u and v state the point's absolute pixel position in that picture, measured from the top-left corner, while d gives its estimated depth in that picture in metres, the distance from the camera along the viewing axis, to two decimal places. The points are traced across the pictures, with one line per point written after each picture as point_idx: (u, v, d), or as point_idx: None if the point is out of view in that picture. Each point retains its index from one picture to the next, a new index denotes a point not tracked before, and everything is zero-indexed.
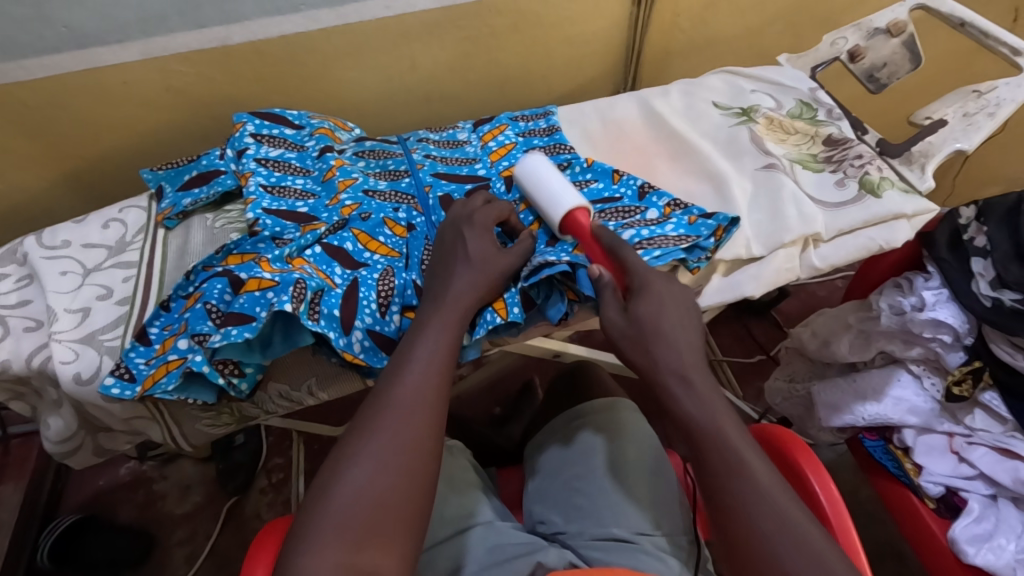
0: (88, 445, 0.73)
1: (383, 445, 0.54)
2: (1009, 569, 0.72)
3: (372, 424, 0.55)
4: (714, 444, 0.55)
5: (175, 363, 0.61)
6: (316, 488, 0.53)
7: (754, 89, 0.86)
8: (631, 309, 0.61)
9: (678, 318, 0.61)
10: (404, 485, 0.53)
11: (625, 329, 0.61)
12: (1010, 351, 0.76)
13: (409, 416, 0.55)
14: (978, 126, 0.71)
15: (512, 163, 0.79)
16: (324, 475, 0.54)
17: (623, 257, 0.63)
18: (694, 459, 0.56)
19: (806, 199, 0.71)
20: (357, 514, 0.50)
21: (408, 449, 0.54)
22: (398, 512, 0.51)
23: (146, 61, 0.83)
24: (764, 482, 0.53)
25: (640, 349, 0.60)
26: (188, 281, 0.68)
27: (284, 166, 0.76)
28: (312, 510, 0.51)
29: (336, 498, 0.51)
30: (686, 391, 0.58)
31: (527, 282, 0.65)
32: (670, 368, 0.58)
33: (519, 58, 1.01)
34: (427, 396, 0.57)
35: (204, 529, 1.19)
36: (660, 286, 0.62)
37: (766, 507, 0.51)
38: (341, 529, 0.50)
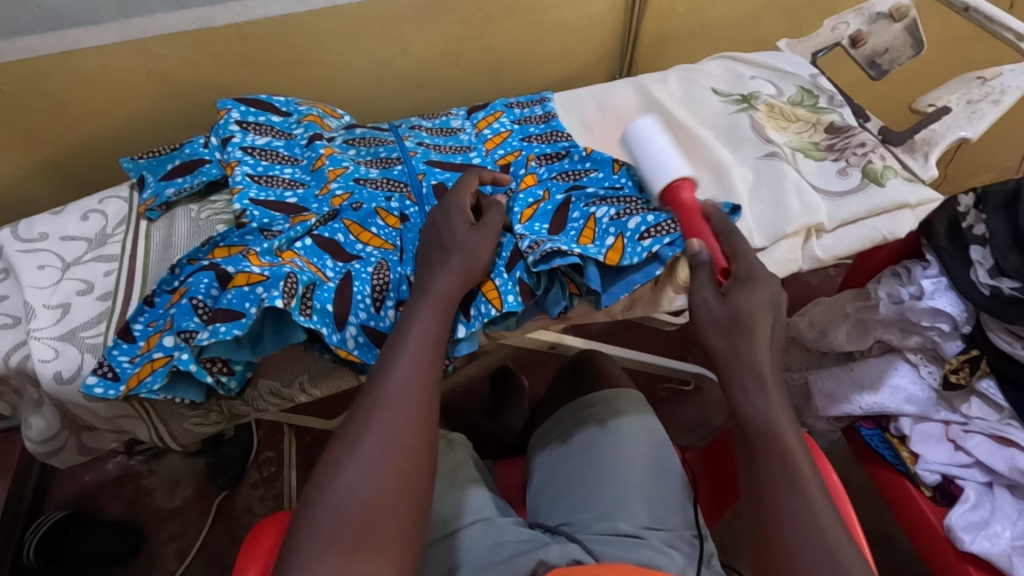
0: (71, 445, 0.71)
1: (375, 444, 0.52)
2: (1004, 557, 0.72)
3: (362, 421, 0.54)
4: (772, 447, 0.54)
5: (160, 361, 0.59)
6: (310, 491, 0.52)
7: (754, 75, 0.84)
8: (729, 298, 0.60)
9: (769, 324, 0.59)
10: (399, 484, 0.51)
11: (718, 314, 0.59)
12: (1009, 340, 0.76)
13: (400, 413, 0.54)
14: (982, 115, 0.70)
15: (509, 151, 0.76)
16: (318, 476, 0.52)
17: (732, 239, 0.63)
18: (749, 455, 0.55)
19: (809, 189, 0.70)
20: (349, 516, 0.49)
21: (401, 447, 0.52)
22: (395, 512, 0.50)
23: (124, 43, 0.80)
24: (818, 507, 0.51)
25: (727, 337, 0.58)
26: (173, 275, 0.65)
27: (271, 155, 0.74)
28: (308, 511, 0.50)
29: (331, 499, 0.50)
30: (760, 393, 0.57)
31: (536, 267, 0.63)
32: (750, 364, 0.57)
33: (514, 42, 0.98)
34: (416, 392, 0.55)
35: (195, 525, 1.17)
36: (763, 286, 0.60)
37: (812, 529, 0.50)
38: (337, 531, 0.49)
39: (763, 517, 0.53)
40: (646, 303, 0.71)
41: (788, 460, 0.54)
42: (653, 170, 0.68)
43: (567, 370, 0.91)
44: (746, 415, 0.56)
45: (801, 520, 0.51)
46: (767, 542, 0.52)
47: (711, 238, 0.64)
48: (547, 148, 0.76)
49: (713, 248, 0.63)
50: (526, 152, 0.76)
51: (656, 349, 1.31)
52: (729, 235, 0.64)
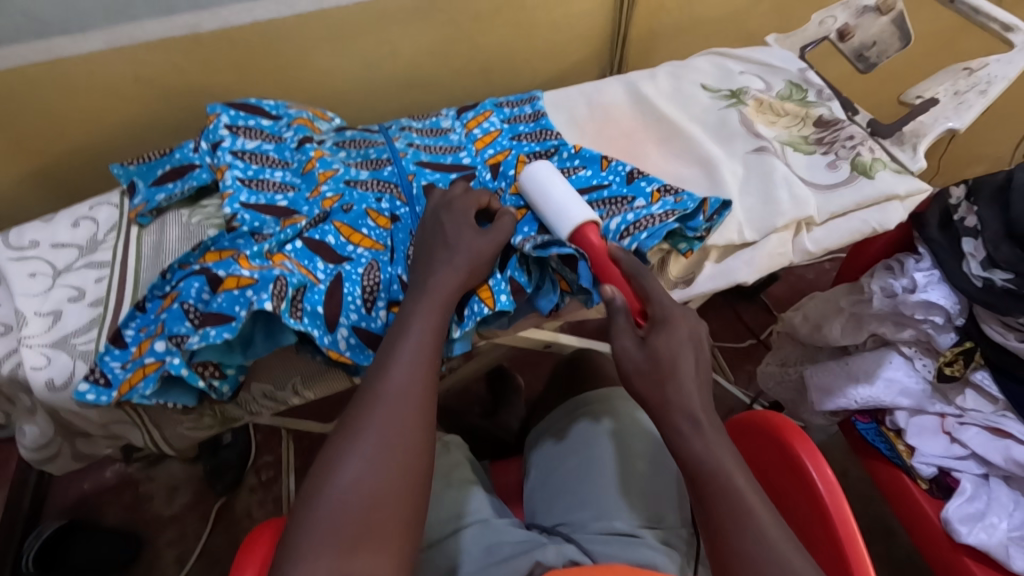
0: (65, 451, 0.71)
1: (374, 442, 0.52)
2: (1001, 548, 0.72)
3: (362, 418, 0.54)
4: (716, 486, 0.53)
5: (151, 366, 0.58)
6: (307, 487, 0.52)
7: (743, 71, 0.84)
8: (647, 342, 0.58)
9: (693, 359, 0.58)
10: (399, 482, 0.51)
11: (639, 361, 0.57)
12: (1001, 331, 0.76)
13: (400, 411, 0.54)
14: (969, 105, 0.70)
15: (498, 151, 0.76)
16: (315, 473, 0.52)
17: (642, 281, 0.60)
18: (697, 496, 0.54)
19: (798, 182, 0.70)
20: (342, 518, 0.49)
21: (401, 445, 0.52)
22: (393, 510, 0.50)
23: (112, 50, 0.80)
24: (771, 534, 0.51)
25: (654, 386, 0.56)
26: (164, 280, 0.65)
27: (261, 158, 0.74)
28: (304, 508, 0.50)
29: (329, 495, 0.50)
30: (695, 434, 0.55)
31: (536, 252, 0.63)
32: (682, 405, 0.56)
33: (504, 42, 0.99)
34: (415, 391, 0.55)
35: (193, 530, 1.17)
36: (680, 327, 0.58)
37: (768, 561, 0.50)
38: (335, 528, 0.48)
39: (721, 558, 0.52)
40: None
41: (734, 495, 0.53)
42: (556, 217, 0.64)
43: (563, 369, 0.91)
44: (685, 457, 0.55)
45: (757, 557, 0.50)
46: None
47: (622, 282, 0.61)
48: (537, 146, 0.76)
49: (626, 292, 0.61)
50: (515, 151, 0.76)
51: None
52: (640, 275, 0.60)
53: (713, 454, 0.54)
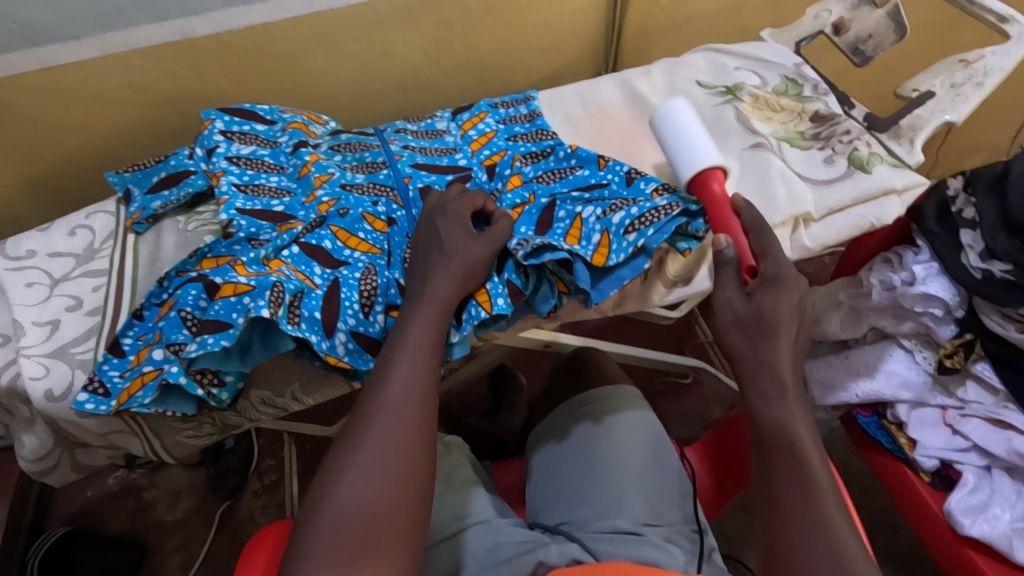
0: (65, 462, 0.71)
1: (374, 451, 0.52)
2: (1004, 540, 0.72)
3: (362, 426, 0.54)
4: (789, 454, 0.53)
5: (150, 375, 0.58)
6: (309, 497, 0.52)
7: (738, 66, 0.84)
8: (754, 297, 0.59)
9: (795, 330, 0.58)
10: (400, 492, 0.51)
11: (743, 314, 0.58)
12: (1002, 323, 0.76)
13: (400, 419, 0.54)
14: (965, 97, 0.70)
15: (494, 152, 0.76)
16: (318, 484, 0.52)
17: (763, 237, 0.62)
18: (764, 467, 0.54)
19: (795, 178, 0.69)
20: (346, 526, 0.49)
21: (401, 455, 0.52)
22: (394, 520, 0.50)
23: (105, 57, 0.79)
24: (834, 516, 0.50)
25: (750, 339, 0.57)
26: (161, 288, 0.65)
27: (257, 164, 0.74)
28: (307, 520, 0.50)
29: (330, 506, 0.50)
30: (780, 399, 0.55)
31: (527, 262, 0.63)
32: (773, 369, 0.56)
33: (497, 42, 0.98)
34: (415, 398, 0.55)
35: (198, 536, 1.17)
36: (791, 284, 0.59)
37: (823, 537, 0.49)
38: (337, 539, 0.49)
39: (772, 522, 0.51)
40: (636, 299, 0.70)
41: (803, 468, 0.52)
42: (682, 157, 0.67)
43: (563, 368, 0.91)
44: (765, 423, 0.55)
45: (814, 528, 0.49)
46: (775, 558, 0.49)
47: (739, 234, 0.63)
48: (532, 146, 0.76)
49: (741, 244, 0.62)
50: (511, 151, 0.75)
51: (652, 343, 1.31)
52: (761, 232, 0.62)
53: (794, 425, 0.54)
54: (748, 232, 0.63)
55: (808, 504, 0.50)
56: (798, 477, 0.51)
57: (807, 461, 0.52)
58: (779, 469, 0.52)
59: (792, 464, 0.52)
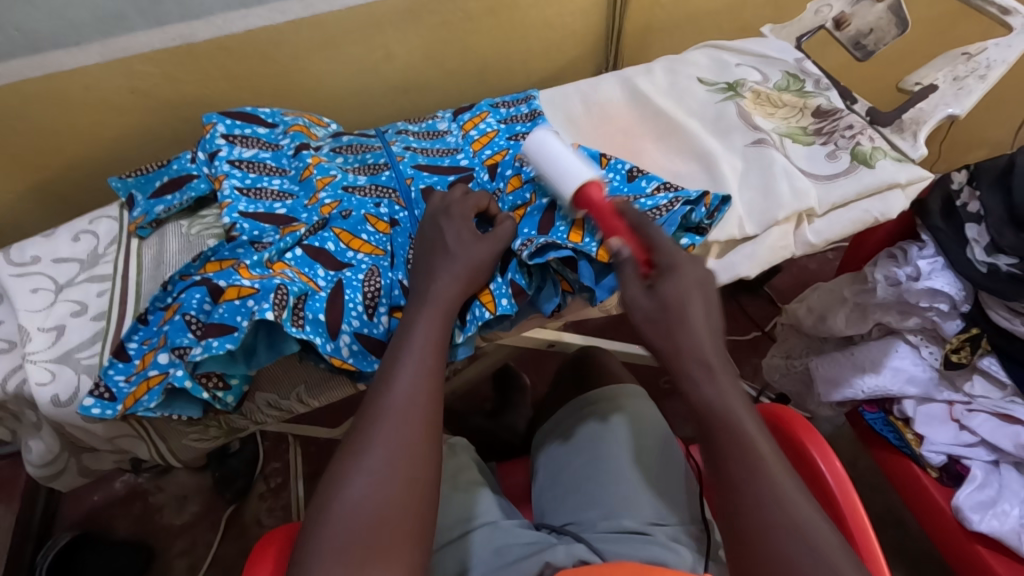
0: (72, 466, 0.71)
1: (380, 453, 0.52)
2: (1014, 535, 0.72)
3: (369, 426, 0.54)
4: (733, 438, 0.54)
5: (155, 379, 0.58)
6: (317, 500, 0.52)
7: (740, 63, 0.84)
8: (655, 289, 0.60)
9: (702, 305, 0.59)
10: (405, 494, 0.51)
11: (648, 308, 0.59)
12: (1008, 317, 0.76)
13: (405, 421, 0.54)
14: (969, 90, 0.69)
15: (496, 152, 0.76)
16: (324, 487, 0.52)
17: (648, 234, 0.61)
18: (712, 454, 0.55)
19: (798, 173, 0.69)
20: (353, 528, 0.49)
21: (406, 457, 0.52)
22: (400, 523, 0.50)
23: (107, 63, 0.80)
24: (781, 480, 0.51)
25: (663, 331, 0.59)
26: (165, 292, 0.65)
27: (259, 167, 0.74)
28: (314, 522, 0.50)
29: (337, 508, 0.50)
30: (708, 379, 0.56)
31: (532, 262, 0.62)
32: (701, 358, 0.57)
33: (498, 42, 0.98)
34: (421, 398, 0.55)
35: (205, 539, 1.17)
36: (688, 273, 0.60)
37: (777, 505, 0.50)
38: (343, 540, 0.49)
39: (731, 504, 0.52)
40: None
41: (747, 443, 0.53)
42: (560, 174, 0.64)
43: (569, 368, 0.91)
44: (708, 411, 0.55)
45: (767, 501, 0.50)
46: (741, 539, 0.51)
47: (627, 236, 0.62)
48: None
49: (633, 244, 0.62)
50: (513, 151, 0.75)
51: None
52: (647, 228, 0.62)
53: (728, 405, 0.55)
54: (635, 231, 0.62)
55: (757, 474, 0.52)
56: (744, 455, 0.53)
57: (750, 436, 0.53)
58: (723, 448, 0.54)
59: (735, 443, 0.53)
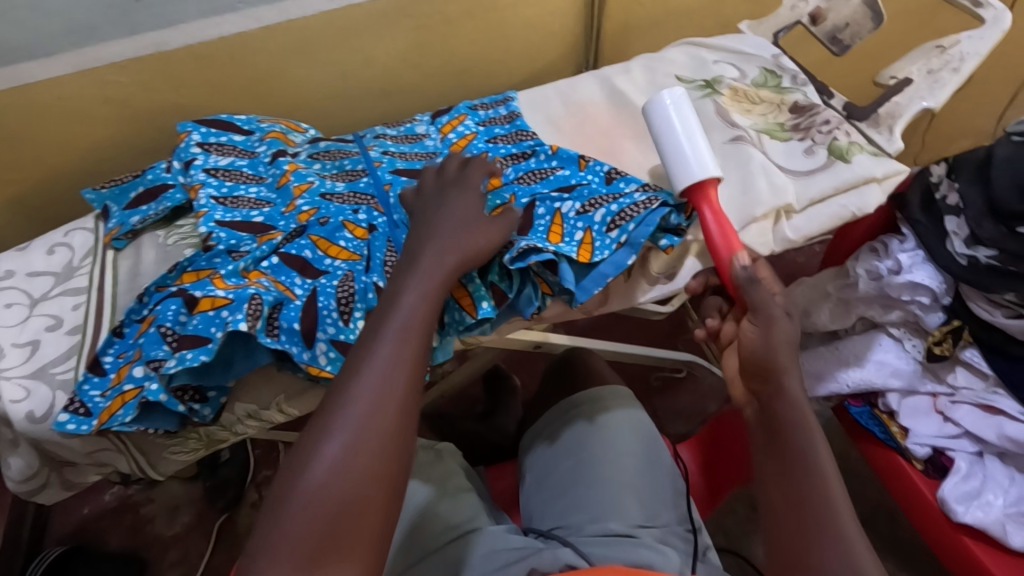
0: (53, 481, 0.69)
1: (341, 443, 0.48)
2: (997, 525, 0.73)
3: (334, 415, 0.50)
4: (802, 438, 0.53)
5: (130, 393, 0.57)
6: (276, 487, 0.49)
7: (717, 60, 0.83)
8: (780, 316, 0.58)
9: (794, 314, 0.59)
10: (365, 486, 0.48)
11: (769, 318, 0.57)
12: (988, 308, 0.76)
13: (374, 410, 0.50)
14: (942, 84, 0.70)
15: (474, 154, 0.76)
16: (285, 471, 0.49)
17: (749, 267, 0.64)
18: (769, 433, 0.55)
19: (775, 170, 0.69)
20: (309, 522, 0.46)
21: (369, 447, 0.49)
22: (359, 516, 0.47)
23: (78, 73, 0.79)
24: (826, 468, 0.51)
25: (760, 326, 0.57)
26: (141, 304, 0.65)
27: (235, 175, 0.73)
28: (271, 510, 0.48)
29: (292, 500, 0.47)
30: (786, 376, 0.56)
31: (513, 265, 0.62)
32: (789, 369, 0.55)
33: (477, 43, 0.98)
34: (394, 386, 0.51)
35: (197, 549, 1.16)
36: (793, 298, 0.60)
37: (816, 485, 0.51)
38: (297, 531, 0.46)
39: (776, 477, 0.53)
40: (621, 297, 0.70)
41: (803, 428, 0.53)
42: (682, 164, 0.64)
43: (555, 369, 0.90)
44: (782, 410, 0.54)
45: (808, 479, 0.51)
46: (779, 511, 0.51)
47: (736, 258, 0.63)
48: (513, 148, 0.75)
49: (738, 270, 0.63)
50: (491, 154, 0.75)
51: (646, 340, 1.31)
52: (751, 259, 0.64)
53: (806, 411, 0.54)
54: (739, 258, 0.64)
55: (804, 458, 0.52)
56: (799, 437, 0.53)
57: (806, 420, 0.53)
58: (779, 426, 0.54)
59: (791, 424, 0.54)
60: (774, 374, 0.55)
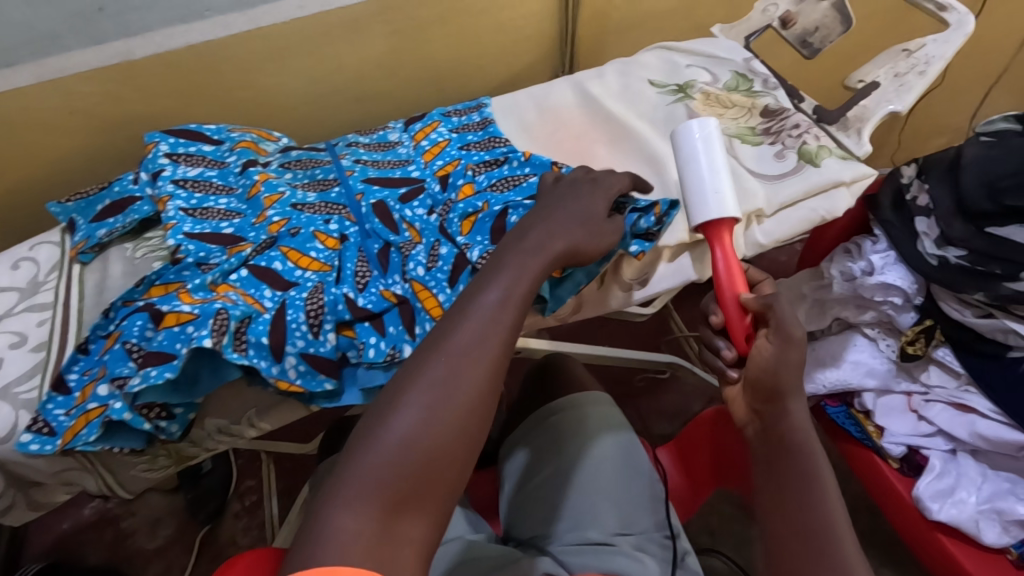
0: (19, 502, 0.68)
1: (428, 393, 0.44)
2: (971, 522, 0.73)
3: (419, 366, 0.45)
4: (806, 462, 0.52)
5: (94, 412, 0.56)
6: (357, 429, 0.44)
7: (689, 64, 0.84)
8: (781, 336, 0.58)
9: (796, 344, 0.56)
10: (449, 442, 0.43)
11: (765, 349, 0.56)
12: (959, 308, 0.77)
13: (467, 360, 0.45)
14: (909, 87, 0.70)
15: (447, 162, 0.75)
16: (371, 411, 0.44)
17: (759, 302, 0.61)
18: (773, 458, 0.54)
19: (746, 175, 0.69)
20: (394, 467, 0.41)
21: (460, 399, 0.44)
22: (440, 474, 0.42)
23: (42, 84, 0.77)
24: (831, 498, 0.50)
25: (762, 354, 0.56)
26: (107, 319, 0.63)
27: (205, 186, 0.72)
28: (346, 453, 0.43)
29: (374, 444, 0.42)
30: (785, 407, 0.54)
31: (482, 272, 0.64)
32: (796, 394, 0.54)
33: (451, 48, 0.97)
34: (489, 345, 0.46)
35: (179, 562, 1.15)
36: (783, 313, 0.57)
37: (816, 506, 0.49)
38: (377, 478, 0.41)
39: (776, 498, 0.51)
40: (593, 304, 0.70)
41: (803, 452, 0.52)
42: (698, 200, 0.60)
43: (535, 375, 0.90)
44: (785, 430, 0.54)
45: (805, 502, 0.50)
46: (778, 527, 0.50)
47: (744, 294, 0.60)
48: (485, 155, 0.75)
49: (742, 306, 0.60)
50: (464, 160, 0.74)
51: (628, 342, 1.31)
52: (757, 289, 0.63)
53: (811, 435, 0.53)
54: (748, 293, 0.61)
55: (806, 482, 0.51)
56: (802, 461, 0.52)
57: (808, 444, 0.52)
58: (784, 450, 0.53)
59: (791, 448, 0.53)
60: (779, 398, 0.55)
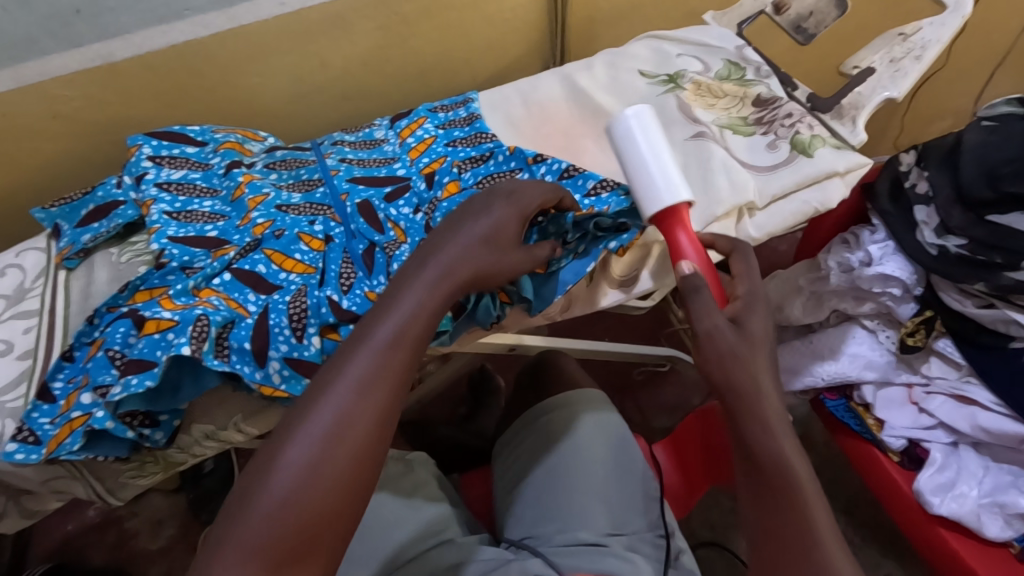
0: (12, 509, 0.68)
1: (313, 446, 0.44)
2: (972, 516, 0.72)
3: (300, 419, 0.46)
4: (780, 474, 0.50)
5: (78, 421, 0.56)
6: (237, 489, 0.45)
7: (680, 53, 0.82)
8: (740, 323, 0.55)
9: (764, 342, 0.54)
10: (332, 496, 0.44)
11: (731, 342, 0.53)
12: (959, 298, 0.75)
13: (350, 408, 0.45)
14: (905, 73, 0.68)
15: (433, 159, 0.74)
16: (254, 467, 0.45)
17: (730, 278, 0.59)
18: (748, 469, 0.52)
19: (737, 166, 0.67)
20: (275, 528, 0.43)
21: (342, 451, 0.44)
22: (324, 527, 0.44)
23: (24, 88, 0.76)
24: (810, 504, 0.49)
25: (731, 364, 0.52)
26: (92, 326, 0.63)
27: (189, 189, 0.71)
28: (227, 517, 0.44)
29: (254, 507, 0.43)
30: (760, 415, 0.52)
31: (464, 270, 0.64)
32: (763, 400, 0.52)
33: (438, 42, 0.95)
34: (375, 391, 0.46)
35: (182, 562, 1.16)
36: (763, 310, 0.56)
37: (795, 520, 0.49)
38: (260, 541, 0.42)
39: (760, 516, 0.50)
40: (583, 302, 0.69)
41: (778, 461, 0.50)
42: (648, 187, 0.60)
43: (528, 372, 0.89)
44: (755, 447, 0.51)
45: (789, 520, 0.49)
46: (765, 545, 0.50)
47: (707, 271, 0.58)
48: (472, 151, 0.73)
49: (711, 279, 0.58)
50: (450, 157, 0.73)
51: (626, 335, 1.30)
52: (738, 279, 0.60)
53: (782, 442, 0.51)
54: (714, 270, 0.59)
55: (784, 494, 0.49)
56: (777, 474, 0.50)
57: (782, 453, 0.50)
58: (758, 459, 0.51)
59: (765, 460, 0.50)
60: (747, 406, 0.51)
